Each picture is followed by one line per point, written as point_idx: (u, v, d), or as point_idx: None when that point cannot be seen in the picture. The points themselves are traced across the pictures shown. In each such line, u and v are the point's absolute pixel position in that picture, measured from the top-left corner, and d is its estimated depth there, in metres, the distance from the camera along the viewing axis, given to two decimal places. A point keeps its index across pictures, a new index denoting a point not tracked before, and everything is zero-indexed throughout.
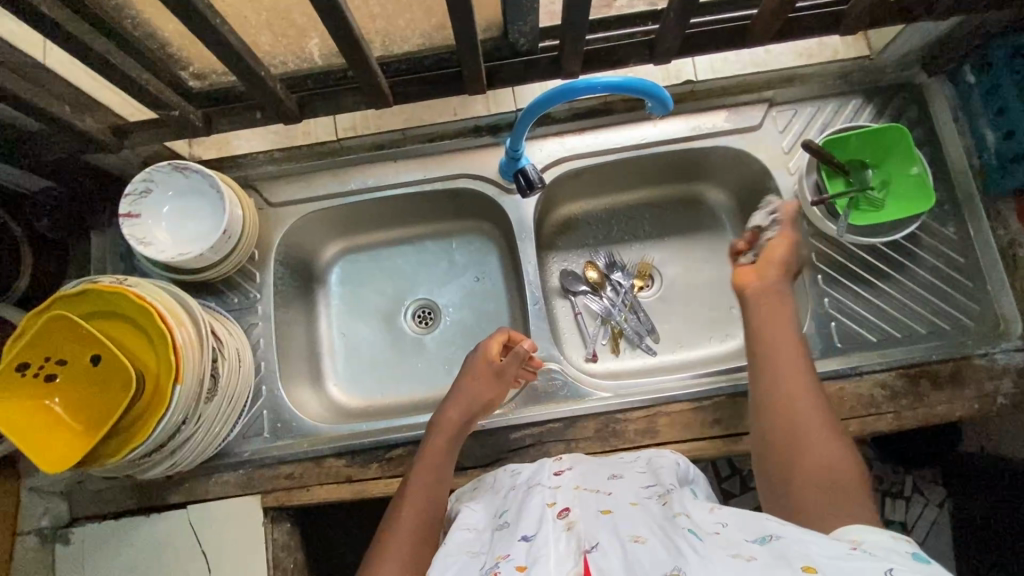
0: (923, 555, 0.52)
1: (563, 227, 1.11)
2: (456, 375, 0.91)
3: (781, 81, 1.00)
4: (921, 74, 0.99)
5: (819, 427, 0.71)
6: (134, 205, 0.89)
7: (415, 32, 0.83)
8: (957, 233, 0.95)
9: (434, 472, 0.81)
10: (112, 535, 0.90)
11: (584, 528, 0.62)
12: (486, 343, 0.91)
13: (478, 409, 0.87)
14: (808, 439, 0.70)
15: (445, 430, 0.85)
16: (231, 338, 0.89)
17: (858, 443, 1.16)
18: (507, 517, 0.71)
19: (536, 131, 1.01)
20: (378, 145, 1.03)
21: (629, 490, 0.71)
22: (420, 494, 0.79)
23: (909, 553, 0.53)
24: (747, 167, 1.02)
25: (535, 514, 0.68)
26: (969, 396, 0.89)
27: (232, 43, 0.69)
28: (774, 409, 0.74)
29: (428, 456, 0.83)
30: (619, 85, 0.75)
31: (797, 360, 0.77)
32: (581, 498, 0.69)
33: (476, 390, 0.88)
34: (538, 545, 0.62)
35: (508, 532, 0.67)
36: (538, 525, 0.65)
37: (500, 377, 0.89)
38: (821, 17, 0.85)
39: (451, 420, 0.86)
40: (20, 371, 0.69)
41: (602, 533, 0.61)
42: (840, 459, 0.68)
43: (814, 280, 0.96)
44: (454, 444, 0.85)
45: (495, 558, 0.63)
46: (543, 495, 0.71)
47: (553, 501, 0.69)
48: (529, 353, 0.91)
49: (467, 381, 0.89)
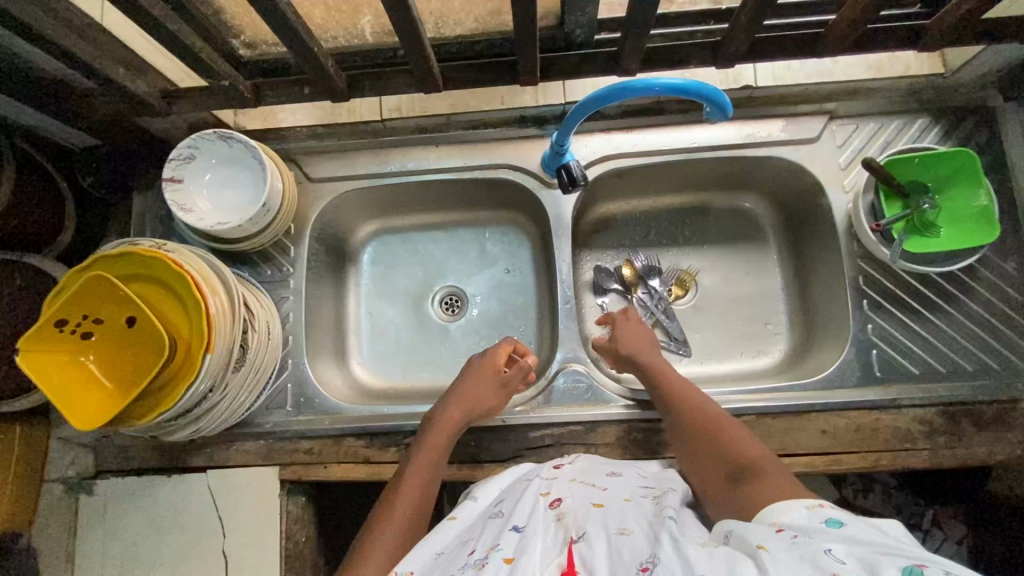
0: (837, 518, 0.57)
1: (599, 225, 1.09)
2: (459, 376, 0.91)
3: (845, 94, 0.96)
4: (996, 97, 0.94)
5: (733, 439, 0.76)
6: (178, 170, 0.89)
7: (470, 16, 0.81)
8: (1017, 269, 0.90)
9: (431, 471, 0.82)
10: (132, 491, 0.93)
11: (574, 520, 0.65)
12: (493, 352, 0.92)
13: (479, 413, 0.87)
14: (712, 433, 0.77)
15: (445, 428, 0.85)
16: (263, 310, 0.90)
17: (880, 472, 1.12)
18: (503, 507, 0.73)
19: (583, 125, 0.98)
20: (420, 128, 1.01)
21: (625, 487, 0.74)
22: (414, 489, 0.80)
23: (825, 520, 0.57)
24: (800, 180, 0.98)
25: (529, 504, 0.70)
26: (1012, 441, 0.86)
27: (289, 18, 0.68)
28: (693, 436, 0.78)
29: (426, 456, 0.83)
30: (680, 87, 0.72)
31: (696, 394, 0.84)
32: (575, 490, 0.72)
33: (478, 395, 0.87)
34: (527, 536, 0.64)
35: (500, 521, 0.69)
36: (529, 516, 0.67)
37: (504, 387, 0.89)
38: (897, 30, 0.80)
39: (451, 422, 0.86)
40: (59, 326, 0.70)
41: (590, 523, 0.64)
42: (743, 444, 0.75)
43: (858, 304, 0.92)
44: (450, 446, 0.85)
45: (486, 549, 0.64)
46: (536, 485, 0.75)
47: (546, 491, 0.72)
48: (531, 369, 0.92)
49: (470, 384, 0.88)
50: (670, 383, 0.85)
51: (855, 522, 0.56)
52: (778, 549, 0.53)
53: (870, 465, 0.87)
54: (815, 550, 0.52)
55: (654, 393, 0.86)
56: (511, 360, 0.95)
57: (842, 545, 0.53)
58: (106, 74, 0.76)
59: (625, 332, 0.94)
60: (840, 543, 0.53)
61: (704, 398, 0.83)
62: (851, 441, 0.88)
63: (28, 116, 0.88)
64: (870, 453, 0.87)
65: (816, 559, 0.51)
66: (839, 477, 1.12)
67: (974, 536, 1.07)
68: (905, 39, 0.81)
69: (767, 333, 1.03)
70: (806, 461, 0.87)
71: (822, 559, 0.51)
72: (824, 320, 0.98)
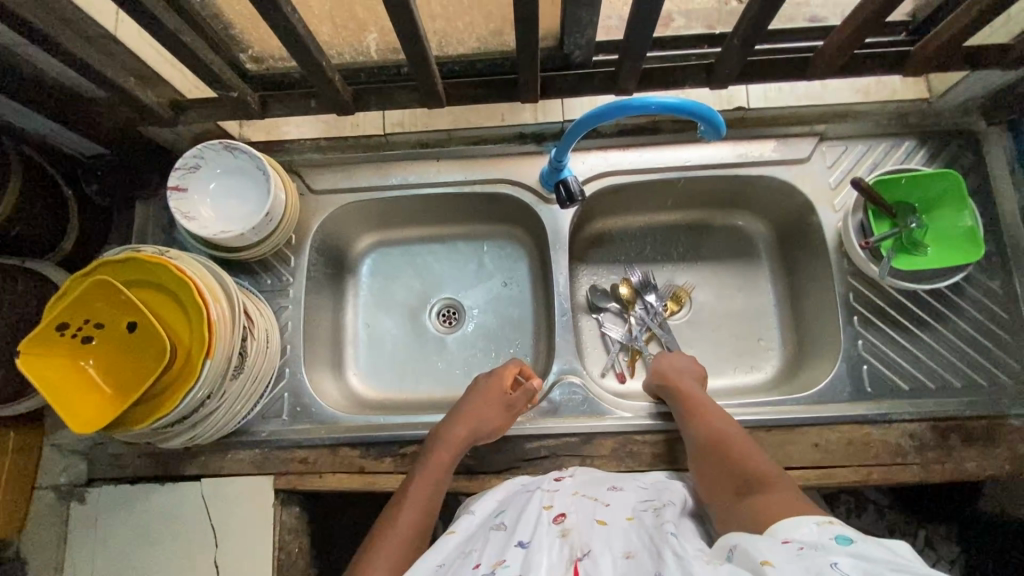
0: (847, 535, 0.57)
1: (596, 240, 1.11)
2: (467, 392, 0.92)
3: (835, 116, 0.99)
4: (980, 122, 0.97)
5: (752, 457, 0.76)
6: (183, 178, 0.90)
7: (472, 35, 0.84)
8: (1002, 288, 0.93)
9: (434, 487, 0.83)
10: (124, 500, 0.92)
11: (579, 537, 0.66)
12: (500, 373, 0.92)
13: (484, 433, 0.87)
14: (729, 448, 0.78)
15: (449, 446, 0.85)
16: (262, 319, 0.91)
17: (873, 489, 1.13)
18: (504, 518, 0.73)
19: (581, 142, 1.00)
20: (422, 143, 1.04)
21: (626, 502, 0.74)
22: (417, 503, 0.80)
23: (834, 537, 0.57)
24: (791, 199, 1.01)
25: (532, 516, 0.70)
26: (999, 456, 0.87)
27: (300, 33, 0.70)
28: (711, 448, 0.79)
29: (429, 472, 0.83)
30: (674, 106, 0.74)
31: (718, 411, 0.85)
32: (578, 505, 0.73)
33: (483, 415, 0.87)
34: (533, 551, 0.64)
35: (503, 535, 0.69)
36: (533, 531, 0.68)
37: (508, 409, 0.89)
38: (883, 56, 0.84)
39: (455, 441, 0.86)
40: (59, 331, 0.71)
41: (595, 542, 0.65)
42: (758, 462, 0.75)
43: (850, 321, 0.94)
44: (452, 465, 0.85)
45: (491, 563, 0.64)
46: (539, 497, 0.75)
47: (549, 504, 0.73)
48: (536, 393, 0.92)
49: (478, 400, 0.89)
50: (690, 395, 0.87)
51: (864, 539, 0.56)
52: (784, 563, 0.54)
53: (861, 479, 0.88)
54: (821, 562, 0.53)
55: (673, 406, 0.88)
56: (517, 383, 0.95)
57: (848, 559, 0.53)
58: (117, 84, 0.77)
59: (670, 360, 0.94)
60: (847, 558, 0.53)
61: (726, 416, 0.84)
62: (843, 455, 0.89)
63: (37, 125, 0.89)
64: (861, 467, 0.88)
65: (822, 571, 0.51)
66: (831, 496, 1.11)
67: (966, 557, 1.07)
68: (892, 64, 0.84)
69: (759, 349, 1.05)
70: (798, 475, 0.88)
71: (827, 569, 0.51)
72: (815, 335, 1.00)
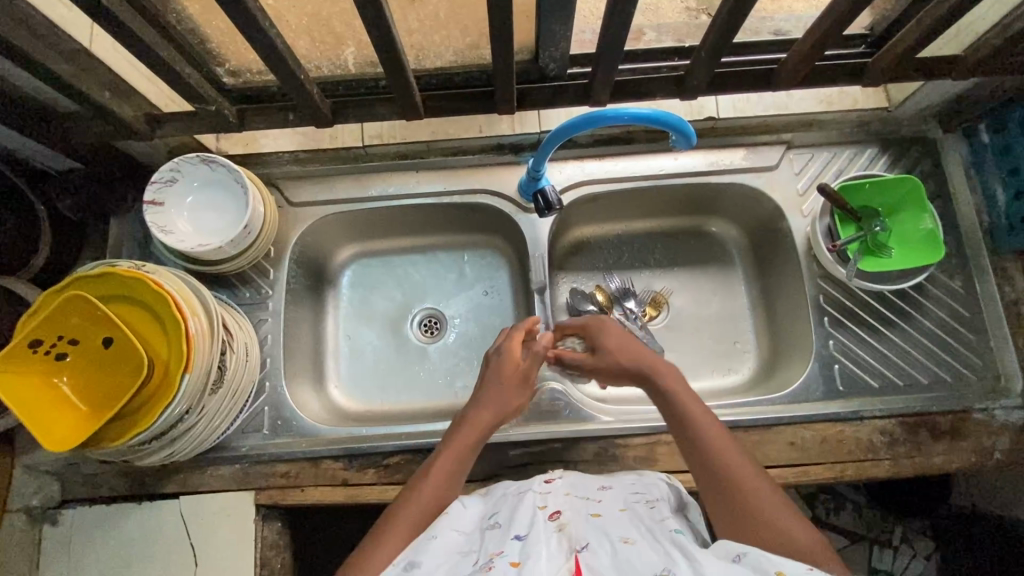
0: None
1: (575, 248, 1.13)
2: (483, 370, 0.87)
3: (800, 125, 1.03)
4: (936, 130, 1.02)
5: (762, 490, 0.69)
6: (159, 193, 0.90)
7: (449, 49, 0.86)
8: (963, 287, 0.97)
9: (453, 470, 0.78)
10: (101, 521, 0.90)
11: (576, 531, 0.66)
12: (512, 343, 0.87)
13: (508, 409, 0.84)
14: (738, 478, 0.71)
15: (473, 427, 0.81)
16: (241, 331, 0.90)
17: (850, 487, 1.15)
18: (499, 518, 0.72)
19: (558, 152, 1.02)
20: (401, 154, 1.05)
21: (617, 497, 0.75)
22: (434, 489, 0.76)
23: None
24: (761, 206, 1.04)
25: (526, 514, 0.70)
26: (966, 449, 0.90)
27: (279, 47, 0.71)
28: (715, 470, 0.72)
29: (451, 453, 0.78)
30: (647, 116, 0.77)
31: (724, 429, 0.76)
32: (572, 503, 0.73)
33: (505, 392, 0.84)
34: (531, 542, 0.64)
35: (499, 532, 0.68)
36: (530, 526, 0.67)
37: (526, 376, 0.86)
38: (843, 68, 0.88)
39: (479, 423, 0.82)
40: (33, 347, 0.70)
41: (590, 534, 0.66)
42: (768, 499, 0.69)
43: (820, 321, 0.97)
44: (473, 449, 0.81)
45: (489, 555, 0.64)
46: (532, 499, 0.74)
47: (543, 505, 0.72)
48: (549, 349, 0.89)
49: (496, 379, 0.85)
50: (684, 407, 0.77)
51: None
52: None
53: (837, 476, 0.90)
54: None
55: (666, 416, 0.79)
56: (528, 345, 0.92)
57: None
58: (92, 98, 0.77)
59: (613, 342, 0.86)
60: None
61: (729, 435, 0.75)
62: (818, 453, 0.91)
63: (7, 138, 0.88)
64: (836, 464, 0.91)
65: None
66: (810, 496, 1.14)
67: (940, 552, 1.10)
68: (852, 75, 0.88)
69: (736, 351, 1.07)
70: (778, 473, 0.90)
71: None
72: (788, 337, 1.03)
